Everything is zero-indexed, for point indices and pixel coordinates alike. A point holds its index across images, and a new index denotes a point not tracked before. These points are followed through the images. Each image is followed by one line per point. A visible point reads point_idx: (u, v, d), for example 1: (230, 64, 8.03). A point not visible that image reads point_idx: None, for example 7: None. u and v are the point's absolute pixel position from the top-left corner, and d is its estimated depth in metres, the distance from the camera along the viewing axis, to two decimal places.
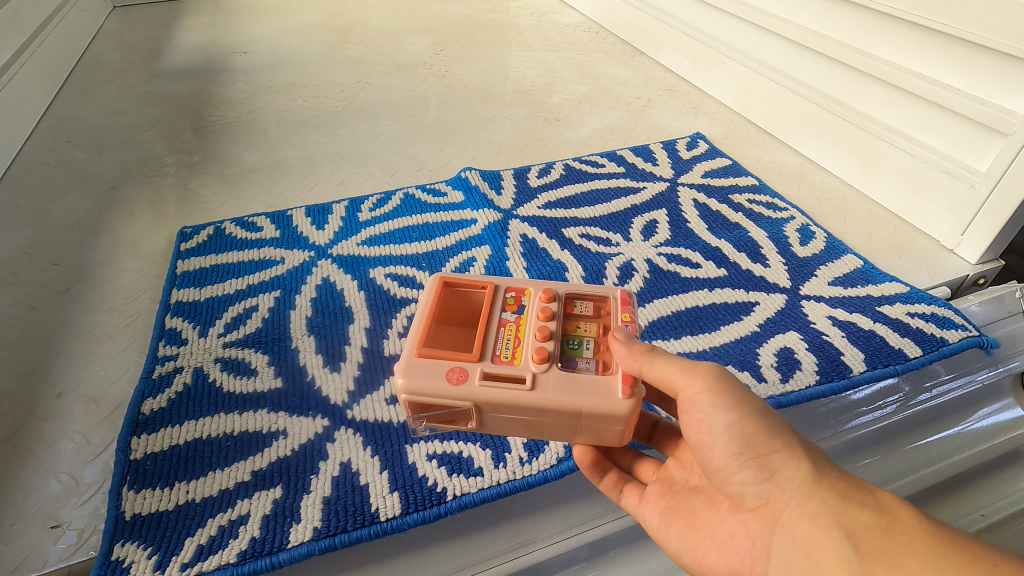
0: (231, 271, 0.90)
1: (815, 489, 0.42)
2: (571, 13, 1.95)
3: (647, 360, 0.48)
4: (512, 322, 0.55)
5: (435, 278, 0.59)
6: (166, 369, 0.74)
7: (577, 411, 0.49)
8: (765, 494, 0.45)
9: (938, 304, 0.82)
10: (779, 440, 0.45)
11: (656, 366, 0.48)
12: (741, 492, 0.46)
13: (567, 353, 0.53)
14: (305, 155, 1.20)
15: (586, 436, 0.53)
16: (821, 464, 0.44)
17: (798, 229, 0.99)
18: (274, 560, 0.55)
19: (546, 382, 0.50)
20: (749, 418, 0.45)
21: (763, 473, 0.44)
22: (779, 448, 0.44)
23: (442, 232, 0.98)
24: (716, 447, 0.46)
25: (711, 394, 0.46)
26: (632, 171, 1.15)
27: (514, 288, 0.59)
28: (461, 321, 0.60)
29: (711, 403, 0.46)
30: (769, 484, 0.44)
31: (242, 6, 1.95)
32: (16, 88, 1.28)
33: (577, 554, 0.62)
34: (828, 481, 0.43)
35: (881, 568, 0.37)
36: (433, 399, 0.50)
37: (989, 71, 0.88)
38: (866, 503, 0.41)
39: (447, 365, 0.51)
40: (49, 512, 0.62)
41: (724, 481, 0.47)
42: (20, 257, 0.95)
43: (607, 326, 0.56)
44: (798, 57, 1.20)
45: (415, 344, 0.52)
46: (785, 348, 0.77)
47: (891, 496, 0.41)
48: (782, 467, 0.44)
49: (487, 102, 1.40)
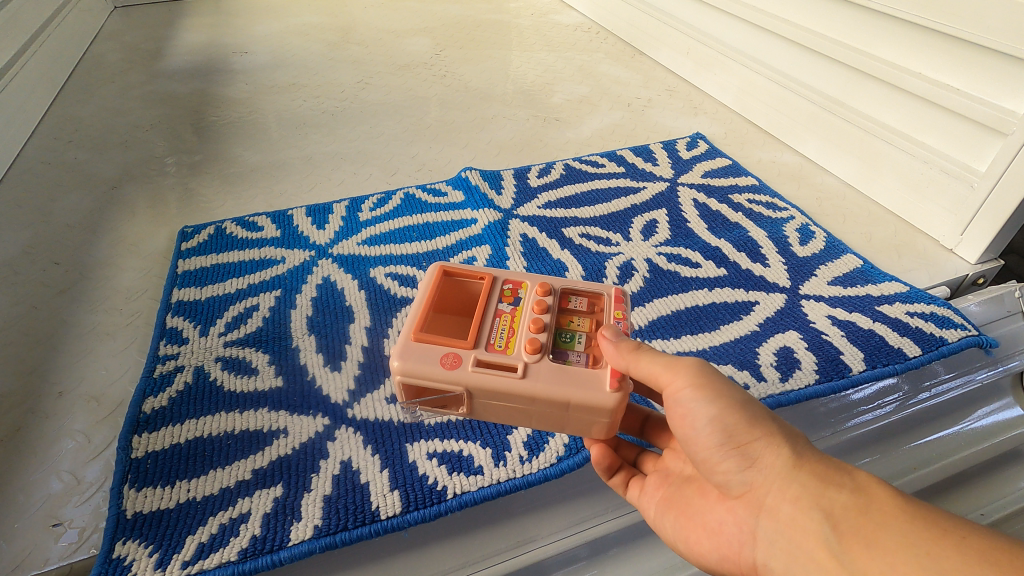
0: (232, 271, 0.90)
1: (796, 474, 0.42)
2: (571, 13, 1.96)
3: (634, 357, 0.48)
4: (508, 313, 0.56)
5: (436, 266, 0.59)
6: (167, 368, 0.74)
7: (566, 400, 0.50)
8: (748, 481, 0.45)
9: (937, 303, 0.82)
10: (760, 428, 0.44)
11: (642, 363, 0.48)
12: (727, 481, 0.46)
13: (559, 346, 0.54)
14: (305, 155, 1.21)
15: (573, 427, 0.53)
16: (801, 450, 0.44)
17: (797, 229, 0.99)
18: (274, 558, 0.55)
19: (537, 371, 0.51)
20: (729, 409, 0.45)
21: (745, 461, 0.44)
22: (759, 436, 0.44)
23: (443, 232, 0.98)
24: (700, 439, 0.46)
25: (694, 389, 0.46)
26: (632, 171, 1.15)
27: (513, 281, 0.59)
28: (459, 311, 0.61)
29: (694, 397, 0.46)
30: (752, 471, 0.44)
31: (243, 7, 1.95)
32: (18, 88, 1.28)
33: (576, 553, 0.62)
34: (809, 466, 0.43)
35: (860, 549, 0.38)
36: (427, 382, 0.51)
37: (988, 71, 0.88)
38: (844, 484, 0.41)
39: (443, 350, 0.52)
40: (49, 511, 0.62)
41: (711, 471, 0.47)
42: (21, 257, 0.96)
43: (599, 322, 0.57)
44: (798, 58, 1.20)
45: (413, 327, 0.53)
46: (785, 347, 0.77)
47: (868, 476, 0.41)
48: (763, 455, 0.44)
49: (487, 102, 1.41)
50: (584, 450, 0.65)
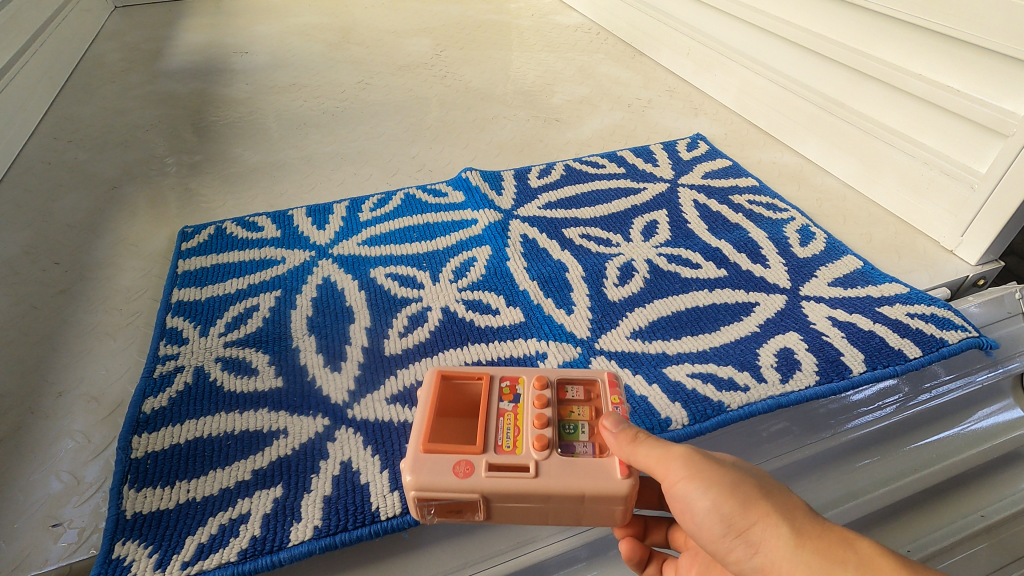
0: (232, 271, 0.90)
1: (801, 554, 0.40)
2: (572, 14, 1.96)
3: (630, 450, 0.47)
4: (511, 411, 0.53)
5: (433, 369, 0.56)
6: (167, 368, 0.74)
7: (581, 494, 0.48)
8: (759, 567, 0.42)
9: (938, 304, 0.82)
10: (755, 512, 0.42)
11: (638, 456, 0.46)
12: (739, 566, 0.44)
13: (565, 437, 0.52)
14: (306, 155, 1.21)
15: (588, 519, 0.51)
16: (802, 525, 0.41)
17: (798, 230, 0.99)
18: (274, 559, 0.55)
19: (550, 469, 0.49)
20: (721, 497, 0.42)
21: (750, 547, 0.42)
22: (757, 519, 0.42)
23: (443, 233, 0.98)
24: (703, 531, 0.44)
25: (688, 484, 0.44)
26: (632, 172, 1.15)
27: (510, 375, 0.57)
28: (459, 411, 0.58)
29: (688, 490, 0.44)
30: (759, 557, 0.42)
31: (244, 7, 1.95)
32: (18, 87, 1.28)
33: (577, 553, 0.62)
34: (811, 543, 0.40)
35: None
36: (440, 495, 0.49)
37: (988, 72, 0.88)
38: (848, 561, 0.39)
39: (453, 459, 0.49)
40: (49, 511, 0.62)
41: (722, 557, 0.45)
42: (21, 257, 0.95)
43: (599, 409, 0.54)
44: (798, 59, 1.20)
45: (420, 439, 0.50)
46: (785, 348, 0.77)
47: (871, 544, 0.39)
48: (765, 540, 0.41)
49: (487, 103, 1.41)
50: None
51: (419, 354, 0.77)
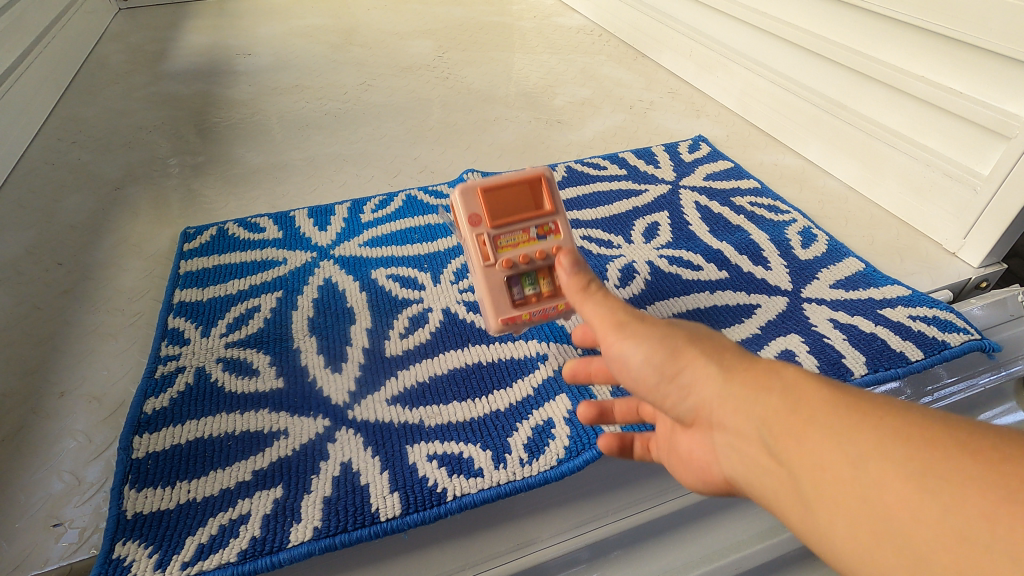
0: (234, 271, 0.90)
1: (729, 388, 0.37)
2: (574, 16, 1.96)
3: (580, 300, 0.49)
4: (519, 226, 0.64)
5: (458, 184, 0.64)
6: (168, 368, 0.74)
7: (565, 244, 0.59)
8: (692, 408, 0.39)
9: (940, 307, 0.82)
10: (686, 352, 0.39)
11: (586, 308, 0.48)
12: (676, 409, 0.41)
13: None
14: (308, 156, 1.21)
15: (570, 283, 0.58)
16: (732, 362, 0.38)
17: (799, 232, 0.99)
18: (274, 559, 0.55)
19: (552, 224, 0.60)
20: (650, 347, 0.41)
21: (681, 389, 0.40)
22: (686, 362, 0.39)
23: (444, 234, 0.98)
24: (638, 378, 0.42)
25: (619, 331, 0.43)
26: (634, 173, 1.15)
27: None
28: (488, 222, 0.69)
29: (620, 340, 0.43)
30: (693, 397, 0.39)
31: (247, 9, 1.96)
32: (22, 88, 1.29)
33: (577, 555, 0.62)
34: (737, 376, 0.37)
35: (799, 460, 0.32)
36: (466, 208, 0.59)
37: (991, 75, 0.88)
38: (774, 385, 0.35)
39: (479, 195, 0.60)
40: (51, 510, 0.62)
41: (660, 403, 0.42)
42: (24, 257, 0.96)
43: None
44: (800, 61, 1.20)
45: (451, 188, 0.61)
46: (786, 351, 0.76)
47: (798, 368, 0.35)
48: (694, 379, 0.39)
49: (489, 104, 1.41)
50: (585, 452, 0.64)
51: (420, 355, 0.77)
